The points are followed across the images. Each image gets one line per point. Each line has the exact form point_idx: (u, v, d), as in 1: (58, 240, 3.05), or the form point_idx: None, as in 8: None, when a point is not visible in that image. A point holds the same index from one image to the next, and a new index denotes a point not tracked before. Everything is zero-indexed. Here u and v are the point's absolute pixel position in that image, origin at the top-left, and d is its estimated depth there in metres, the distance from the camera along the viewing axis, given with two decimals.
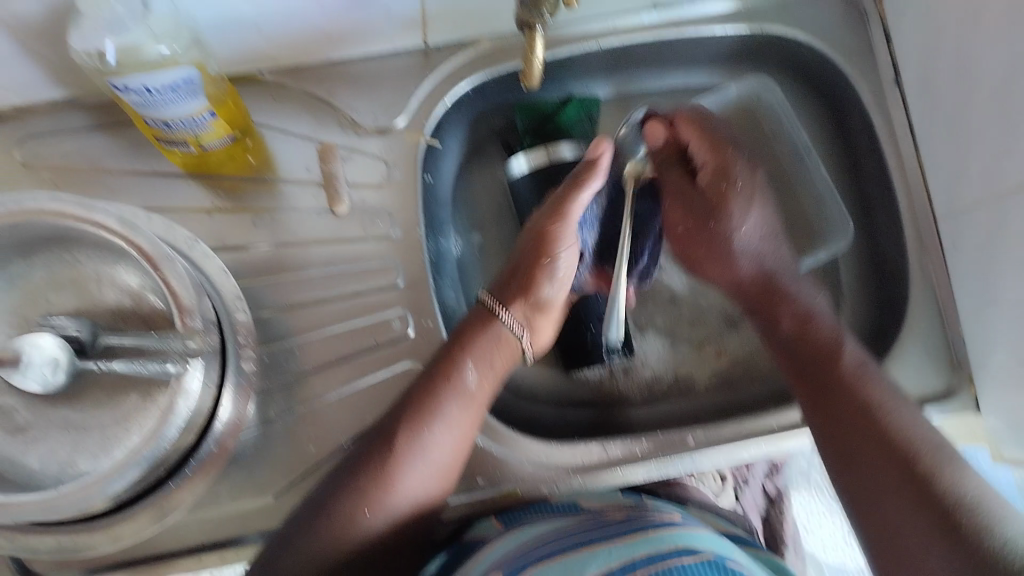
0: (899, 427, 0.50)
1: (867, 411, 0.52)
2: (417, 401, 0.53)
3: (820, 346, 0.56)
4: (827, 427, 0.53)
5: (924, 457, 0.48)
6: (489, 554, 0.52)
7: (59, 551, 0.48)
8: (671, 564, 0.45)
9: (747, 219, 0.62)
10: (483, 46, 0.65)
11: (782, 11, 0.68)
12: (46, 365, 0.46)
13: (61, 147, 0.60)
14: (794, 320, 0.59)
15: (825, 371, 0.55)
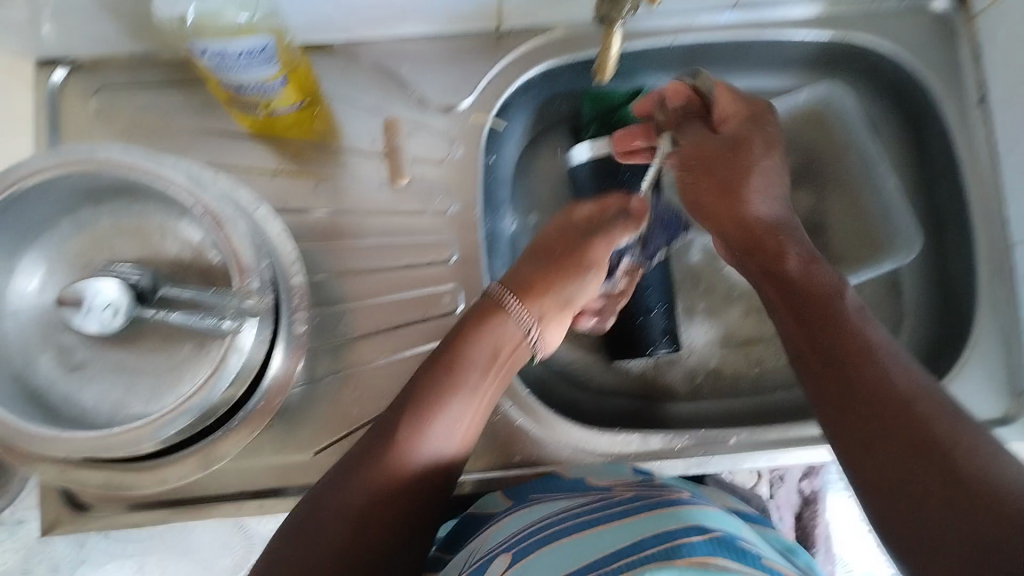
0: (892, 374, 0.44)
1: (860, 352, 0.46)
2: (415, 397, 0.51)
3: (807, 285, 0.51)
4: (819, 382, 0.47)
5: (917, 402, 0.43)
6: (502, 533, 0.50)
7: (106, 488, 0.50)
8: (679, 541, 0.40)
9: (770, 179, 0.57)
10: (558, 31, 0.64)
11: (869, 19, 0.66)
12: (105, 310, 0.47)
13: (136, 100, 0.62)
14: (799, 272, 0.52)
15: (822, 315, 0.49)
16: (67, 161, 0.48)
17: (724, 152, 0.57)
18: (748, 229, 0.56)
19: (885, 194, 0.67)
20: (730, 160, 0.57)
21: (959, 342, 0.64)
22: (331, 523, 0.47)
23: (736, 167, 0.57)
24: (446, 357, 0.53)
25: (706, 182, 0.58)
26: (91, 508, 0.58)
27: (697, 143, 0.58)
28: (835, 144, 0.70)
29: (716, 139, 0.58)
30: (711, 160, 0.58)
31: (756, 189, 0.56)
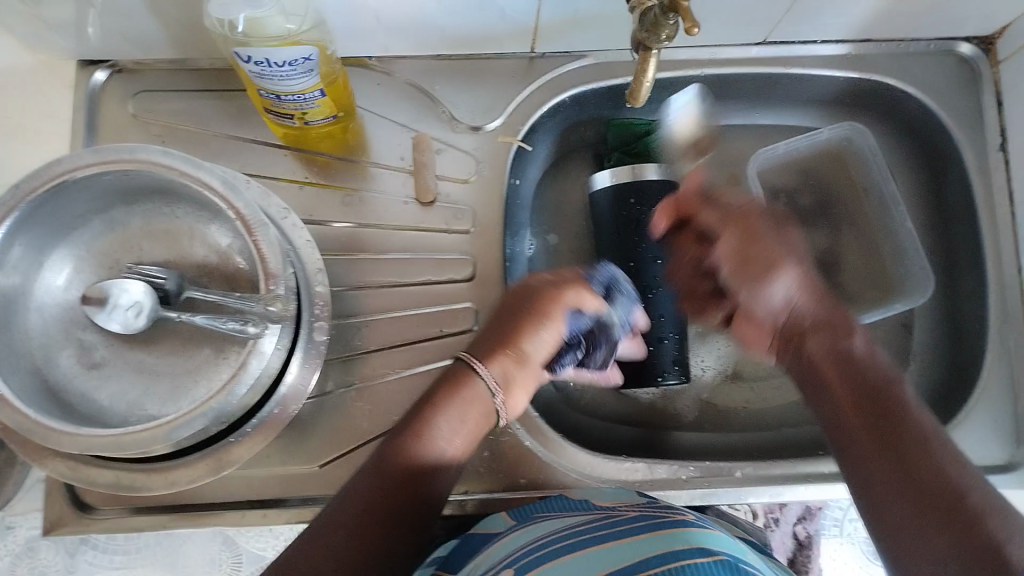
0: (945, 461, 0.42)
1: (916, 440, 0.44)
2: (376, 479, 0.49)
3: (870, 376, 0.48)
4: (866, 455, 0.45)
5: (972, 493, 0.40)
6: (504, 551, 0.50)
7: (116, 487, 0.49)
8: (682, 563, 0.40)
9: (789, 280, 0.54)
10: (590, 59, 0.65)
11: (895, 62, 0.67)
12: (129, 309, 0.49)
13: (169, 105, 0.63)
14: (840, 347, 0.51)
15: (884, 399, 0.46)
16: (105, 158, 0.48)
17: (767, 237, 0.55)
18: (790, 317, 0.54)
19: (903, 237, 0.68)
20: (760, 240, 0.55)
21: (967, 387, 0.64)
22: (315, 557, 0.45)
23: (752, 261, 0.55)
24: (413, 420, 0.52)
25: (728, 250, 0.57)
26: (97, 509, 0.58)
27: (746, 214, 0.57)
28: (853, 185, 0.71)
29: (762, 215, 0.57)
30: (744, 233, 0.56)
31: (791, 263, 0.54)
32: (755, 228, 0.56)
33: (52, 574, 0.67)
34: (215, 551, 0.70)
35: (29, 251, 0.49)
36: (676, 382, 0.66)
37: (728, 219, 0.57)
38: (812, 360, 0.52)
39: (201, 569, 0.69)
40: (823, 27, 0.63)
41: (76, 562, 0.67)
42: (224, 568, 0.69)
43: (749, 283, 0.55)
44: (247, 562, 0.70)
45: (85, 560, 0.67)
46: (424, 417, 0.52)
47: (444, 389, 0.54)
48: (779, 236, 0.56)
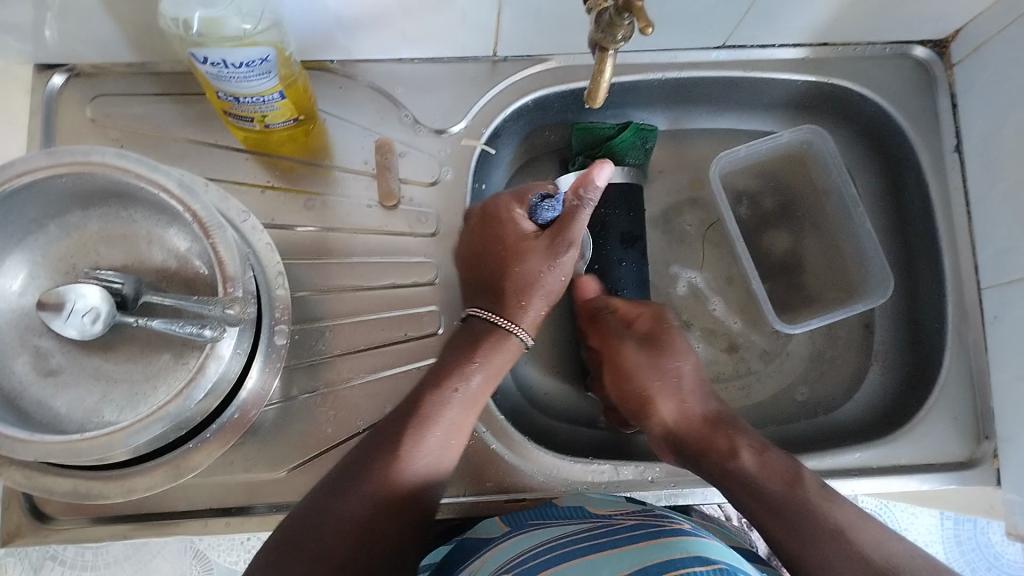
0: (870, 551, 0.44)
1: (833, 535, 0.46)
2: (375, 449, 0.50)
3: (769, 480, 0.50)
4: (791, 554, 0.47)
5: (903, 571, 0.43)
6: (496, 560, 0.49)
7: (72, 495, 0.48)
8: (682, 571, 0.40)
9: (673, 412, 0.57)
10: (552, 62, 0.66)
11: (853, 65, 0.68)
12: (86, 314, 0.48)
13: (129, 110, 0.62)
14: (738, 458, 0.52)
15: (779, 496, 0.49)
16: (59, 161, 0.47)
17: (643, 361, 0.59)
18: (679, 436, 0.56)
19: (864, 238, 0.69)
20: (643, 370, 0.59)
21: (927, 386, 0.65)
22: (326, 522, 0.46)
23: (637, 389, 0.59)
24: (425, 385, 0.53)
25: (615, 385, 0.61)
26: (54, 519, 0.57)
27: (616, 350, 0.61)
28: (814, 188, 0.72)
29: (636, 347, 0.60)
30: (619, 373, 0.60)
31: (666, 395, 0.58)
32: (627, 364, 0.60)
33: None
34: (184, 565, 0.73)
35: None
36: None
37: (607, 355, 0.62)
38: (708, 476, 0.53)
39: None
40: (780, 31, 0.64)
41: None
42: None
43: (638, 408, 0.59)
44: (217, 574, 0.72)
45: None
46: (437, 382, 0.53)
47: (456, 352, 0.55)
48: (660, 356, 0.59)
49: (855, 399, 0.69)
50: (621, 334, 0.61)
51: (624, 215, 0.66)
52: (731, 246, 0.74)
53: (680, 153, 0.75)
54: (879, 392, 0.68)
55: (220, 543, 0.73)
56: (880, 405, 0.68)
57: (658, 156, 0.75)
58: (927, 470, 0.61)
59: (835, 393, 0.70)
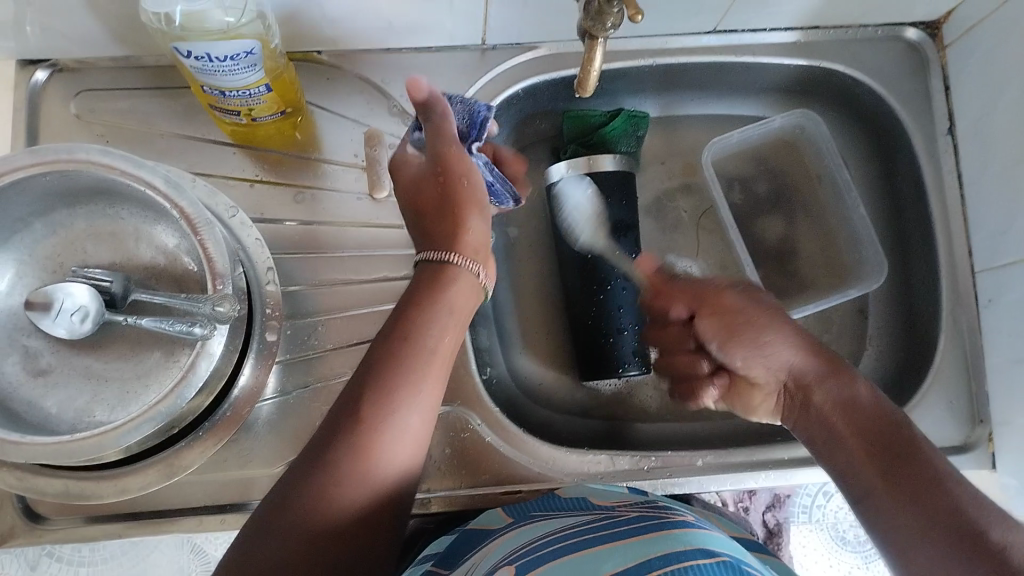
0: (970, 498, 0.40)
1: (936, 480, 0.41)
2: (355, 410, 0.42)
3: (876, 416, 0.47)
4: (890, 492, 0.43)
5: (1000, 531, 0.38)
6: (498, 552, 0.49)
7: (65, 496, 0.48)
8: (684, 564, 0.40)
9: (780, 341, 0.53)
10: (541, 50, 0.65)
11: (844, 47, 0.67)
12: (75, 313, 0.48)
13: (114, 105, 0.61)
14: (847, 395, 0.49)
15: (894, 436, 0.45)
16: (42, 159, 0.46)
17: (744, 304, 0.55)
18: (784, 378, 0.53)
19: (858, 223, 0.69)
20: (748, 309, 0.54)
21: (922, 370, 0.65)
22: (306, 489, 0.40)
23: (742, 329, 0.54)
24: (398, 335, 0.45)
25: (711, 325, 0.56)
26: (49, 519, 0.56)
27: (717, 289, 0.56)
28: (808, 172, 0.72)
29: (737, 288, 0.56)
30: (717, 314, 0.56)
31: (768, 320, 0.54)
32: (726, 300, 0.55)
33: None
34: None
35: None
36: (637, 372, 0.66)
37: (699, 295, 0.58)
38: (818, 412, 0.50)
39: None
40: (770, 15, 0.63)
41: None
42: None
43: (738, 348, 0.55)
44: None
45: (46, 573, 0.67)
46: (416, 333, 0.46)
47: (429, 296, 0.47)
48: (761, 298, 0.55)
49: None
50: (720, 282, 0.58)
51: (617, 205, 0.66)
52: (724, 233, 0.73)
53: (673, 139, 0.74)
54: (874, 377, 0.68)
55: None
56: None
57: (650, 143, 0.74)
58: None
59: None
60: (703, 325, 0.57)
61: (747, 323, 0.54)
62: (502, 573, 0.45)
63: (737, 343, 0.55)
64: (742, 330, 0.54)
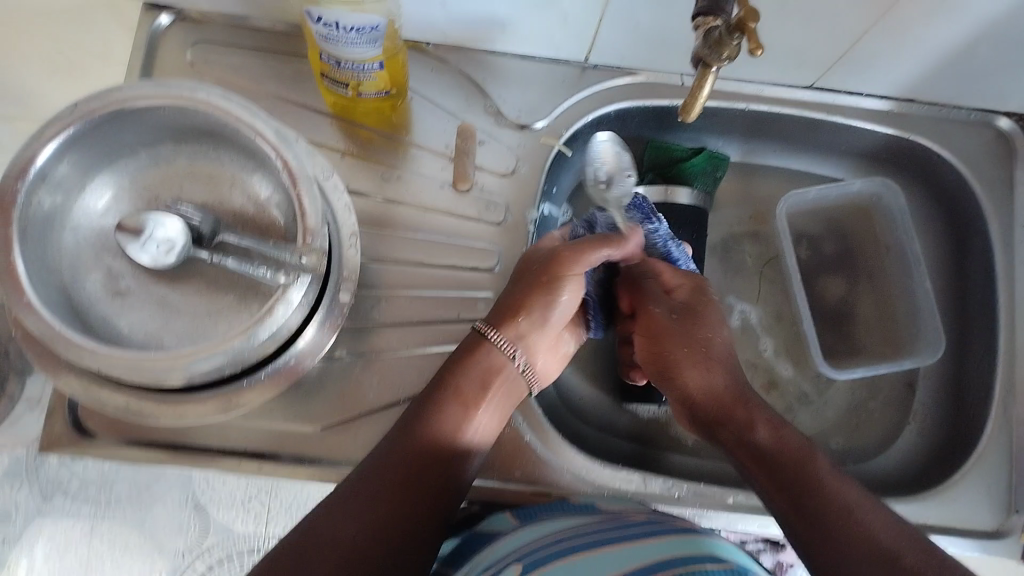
0: (879, 530, 0.44)
1: (844, 513, 0.45)
2: (378, 463, 0.50)
3: (781, 452, 0.50)
4: (806, 534, 0.46)
5: (909, 557, 0.42)
6: (506, 549, 0.51)
7: (124, 412, 0.49)
8: (696, 568, 0.42)
9: (697, 378, 0.55)
10: (641, 76, 0.67)
11: (935, 125, 0.68)
12: (162, 245, 0.50)
13: (227, 58, 0.64)
14: (751, 435, 0.51)
15: (796, 475, 0.48)
16: (164, 93, 0.49)
17: (676, 327, 0.57)
18: (698, 407, 0.55)
19: (920, 297, 0.69)
20: (682, 331, 0.57)
21: (963, 453, 0.64)
22: (337, 523, 0.47)
23: (665, 357, 0.57)
24: (422, 398, 0.53)
25: (644, 345, 0.60)
26: (92, 436, 0.58)
27: (652, 315, 0.59)
28: (877, 241, 0.72)
29: (672, 312, 0.58)
30: (649, 335, 0.59)
31: (696, 361, 0.56)
32: (659, 328, 0.58)
33: (18, 514, 0.64)
34: (183, 516, 0.64)
35: (75, 169, 0.50)
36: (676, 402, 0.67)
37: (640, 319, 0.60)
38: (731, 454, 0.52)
39: (167, 533, 0.64)
40: (869, 79, 0.65)
41: (50, 507, 0.64)
42: (190, 534, 0.64)
43: (664, 376, 0.58)
44: (213, 532, 0.64)
45: (58, 506, 0.64)
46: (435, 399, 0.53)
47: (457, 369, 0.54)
48: (694, 323, 0.57)
49: (888, 455, 0.68)
50: (659, 299, 0.59)
51: (685, 237, 0.68)
52: (785, 285, 0.73)
53: (749, 185, 0.75)
54: (913, 451, 0.68)
55: (223, 498, 0.64)
56: (910, 464, 0.67)
57: (726, 185, 0.75)
58: (956, 535, 0.60)
59: (869, 447, 0.69)
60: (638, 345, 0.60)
61: (677, 353, 0.57)
62: (511, 570, 0.46)
63: (671, 376, 0.57)
64: (673, 360, 0.57)
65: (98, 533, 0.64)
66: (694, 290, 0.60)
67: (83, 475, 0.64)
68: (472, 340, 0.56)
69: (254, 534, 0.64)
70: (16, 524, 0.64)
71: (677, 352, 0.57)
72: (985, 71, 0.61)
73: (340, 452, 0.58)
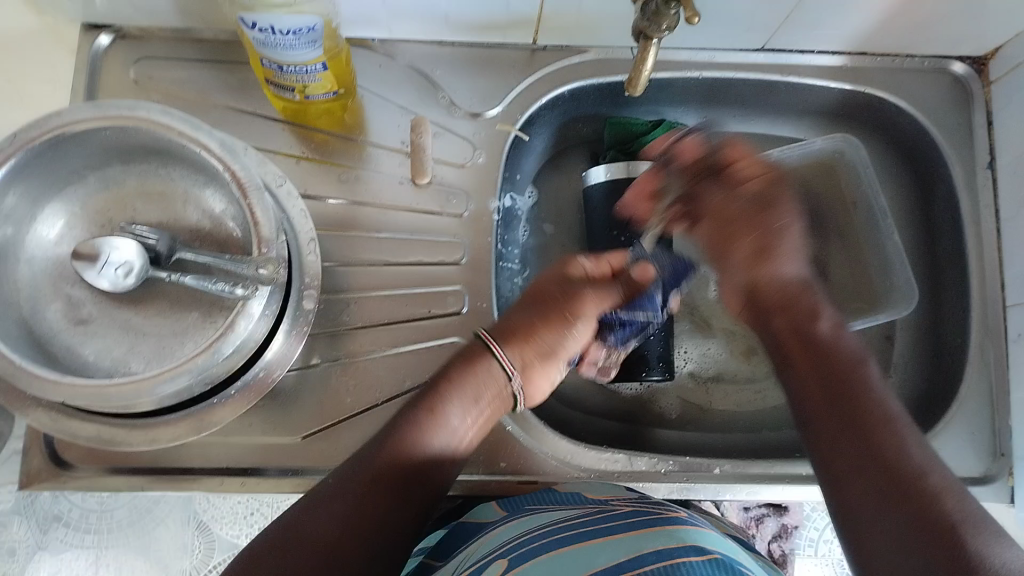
0: (910, 443, 0.45)
1: (881, 421, 0.47)
2: (368, 455, 0.49)
3: (834, 352, 0.52)
4: (836, 429, 0.48)
5: (932, 476, 0.43)
6: (490, 545, 0.50)
7: (97, 440, 0.49)
8: (678, 560, 0.41)
9: (787, 264, 0.56)
10: (591, 53, 0.66)
11: (889, 76, 0.68)
12: (119, 267, 0.50)
13: (173, 73, 0.63)
14: (815, 329, 0.53)
15: (847, 380, 0.50)
16: (104, 114, 0.48)
17: (748, 216, 0.57)
18: (765, 294, 0.56)
19: (891, 250, 0.69)
20: (760, 226, 0.56)
21: (944, 401, 0.65)
22: (316, 518, 0.46)
23: (731, 243, 0.57)
24: (416, 401, 0.53)
25: (710, 227, 0.59)
26: (72, 467, 0.57)
27: (726, 203, 0.58)
28: (844, 199, 0.71)
29: (744, 200, 0.57)
30: (719, 222, 0.58)
31: (781, 250, 0.56)
32: (732, 216, 0.57)
33: (19, 551, 0.64)
34: (186, 537, 0.67)
35: (23, 200, 0.50)
36: (659, 378, 0.67)
37: (709, 202, 0.58)
38: (774, 338, 0.55)
39: (172, 555, 0.67)
40: (820, 36, 0.64)
41: (48, 540, 0.65)
42: (196, 555, 0.67)
43: (726, 263, 0.58)
44: (219, 549, 0.67)
45: (58, 539, 0.65)
46: (434, 397, 0.52)
47: (458, 372, 0.54)
48: (771, 214, 0.57)
49: None
50: (734, 187, 0.58)
51: None
52: None
53: None
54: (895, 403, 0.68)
55: (225, 514, 0.68)
56: None
57: None
58: None
59: None
60: (702, 227, 0.59)
61: (760, 241, 0.56)
62: (495, 565, 0.46)
63: (732, 260, 0.58)
64: (756, 249, 0.56)
65: (103, 562, 0.66)
66: (772, 181, 0.58)
67: (82, 505, 0.66)
68: (471, 346, 0.56)
69: None
70: (19, 560, 0.64)
71: (759, 245, 0.56)
72: (932, 18, 0.61)
73: (323, 458, 0.58)
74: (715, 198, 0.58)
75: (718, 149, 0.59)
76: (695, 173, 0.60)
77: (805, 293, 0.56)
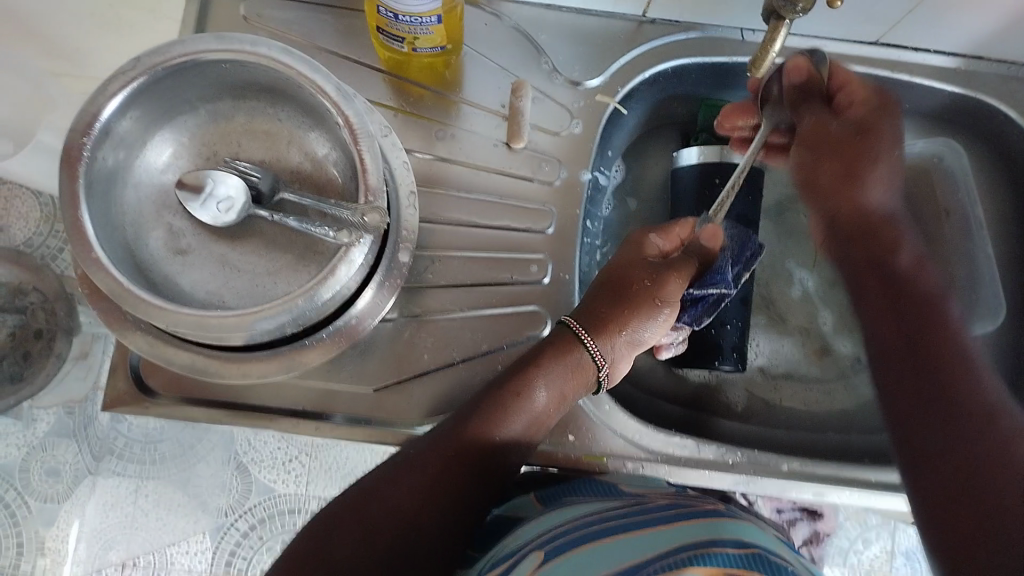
0: (973, 386, 0.46)
1: (954, 356, 0.48)
2: (451, 434, 0.51)
3: (911, 288, 0.54)
4: (899, 366, 0.50)
5: (1001, 410, 0.44)
6: (529, 535, 0.51)
7: (190, 369, 0.50)
8: (713, 551, 0.42)
9: (881, 192, 0.58)
10: (699, 31, 0.65)
11: (1003, 84, 0.66)
12: (221, 203, 0.50)
13: (280, 14, 0.64)
14: (896, 264, 0.56)
15: (922, 313, 0.52)
16: (227, 46, 0.48)
17: (851, 141, 0.57)
18: (858, 221, 0.58)
19: (980, 261, 0.69)
20: (860, 149, 0.57)
21: None
22: (389, 492, 0.49)
23: (863, 154, 0.57)
24: (505, 375, 0.54)
25: (829, 154, 0.58)
26: (153, 391, 0.59)
27: (838, 119, 0.58)
28: (937, 205, 0.70)
29: (844, 125, 0.57)
30: (834, 147, 0.58)
31: (877, 179, 0.58)
32: (838, 138, 0.57)
33: (70, 470, 0.81)
34: (225, 476, 0.82)
35: (136, 125, 0.50)
36: (729, 369, 0.66)
37: (818, 130, 0.58)
38: (852, 270, 0.58)
39: (212, 492, 0.82)
40: (939, 34, 0.63)
41: (98, 467, 0.82)
42: (233, 495, 0.82)
43: (850, 184, 0.58)
44: (256, 491, 0.82)
45: (107, 467, 0.82)
46: (529, 375, 0.53)
47: (551, 356, 0.55)
48: (874, 147, 0.58)
49: None
50: (839, 110, 0.58)
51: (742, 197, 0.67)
52: None
53: None
54: None
55: (265, 459, 0.82)
56: None
57: None
58: None
59: None
60: (818, 164, 0.59)
61: (859, 179, 0.58)
62: (532, 557, 0.46)
63: (836, 166, 0.58)
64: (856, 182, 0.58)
65: (144, 491, 0.82)
66: (888, 101, 0.59)
67: (129, 434, 0.83)
68: (559, 330, 0.57)
69: (293, 492, 0.82)
70: (65, 479, 0.81)
71: (857, 169, 0.58)
72: None
73: (395, 410, 0.58)
74: (814, 122, 0.58)
75: (829, 70, 0.57)
76: (799, 99, 0.58)
77: (888, 225, 0.58)
